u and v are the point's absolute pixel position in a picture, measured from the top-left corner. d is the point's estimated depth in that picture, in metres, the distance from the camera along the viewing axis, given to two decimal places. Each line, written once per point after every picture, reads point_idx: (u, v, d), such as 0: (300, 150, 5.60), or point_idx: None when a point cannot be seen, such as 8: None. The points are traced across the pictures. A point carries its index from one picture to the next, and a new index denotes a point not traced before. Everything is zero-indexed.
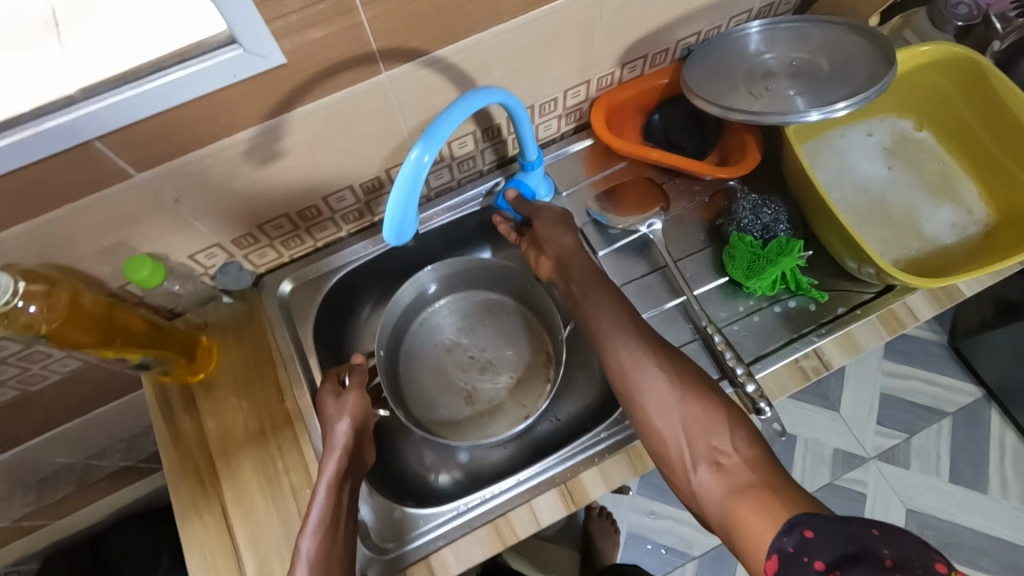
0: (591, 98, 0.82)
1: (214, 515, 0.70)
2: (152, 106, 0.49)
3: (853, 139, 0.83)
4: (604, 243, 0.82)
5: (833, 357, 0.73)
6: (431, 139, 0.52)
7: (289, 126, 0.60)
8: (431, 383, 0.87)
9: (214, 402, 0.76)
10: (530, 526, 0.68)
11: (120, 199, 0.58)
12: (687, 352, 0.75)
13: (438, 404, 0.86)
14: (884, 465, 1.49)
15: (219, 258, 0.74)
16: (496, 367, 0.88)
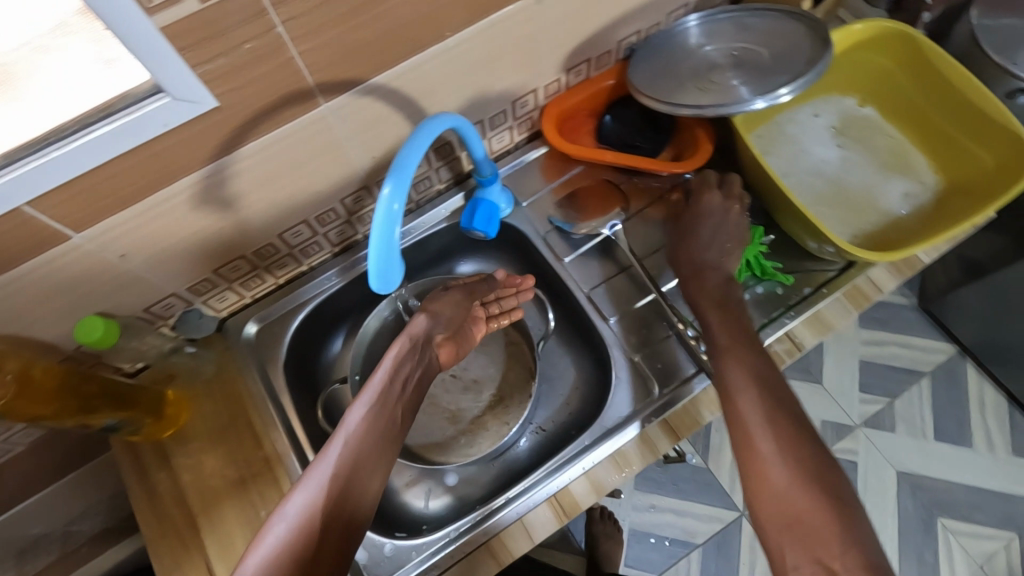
0: (540, 106, 0.82)
1: (200, 573, 0.68)
2: (82, 164, 0.48)
3: (802, 122, 0.84)
4: (569, 248, 0.82)
5: (805, 338, 0.74)
6: (400, 175, 0.51)
7: (233, 168, 0.59)
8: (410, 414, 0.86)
9: (188, 456, 0.73)
10: (525, 544, 0.67)
11: (62, 262, 0.56)
12: (662, 350, 0.75)
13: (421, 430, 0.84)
14: (872, 432, 1.51)
15: (177, 308, 0.72)
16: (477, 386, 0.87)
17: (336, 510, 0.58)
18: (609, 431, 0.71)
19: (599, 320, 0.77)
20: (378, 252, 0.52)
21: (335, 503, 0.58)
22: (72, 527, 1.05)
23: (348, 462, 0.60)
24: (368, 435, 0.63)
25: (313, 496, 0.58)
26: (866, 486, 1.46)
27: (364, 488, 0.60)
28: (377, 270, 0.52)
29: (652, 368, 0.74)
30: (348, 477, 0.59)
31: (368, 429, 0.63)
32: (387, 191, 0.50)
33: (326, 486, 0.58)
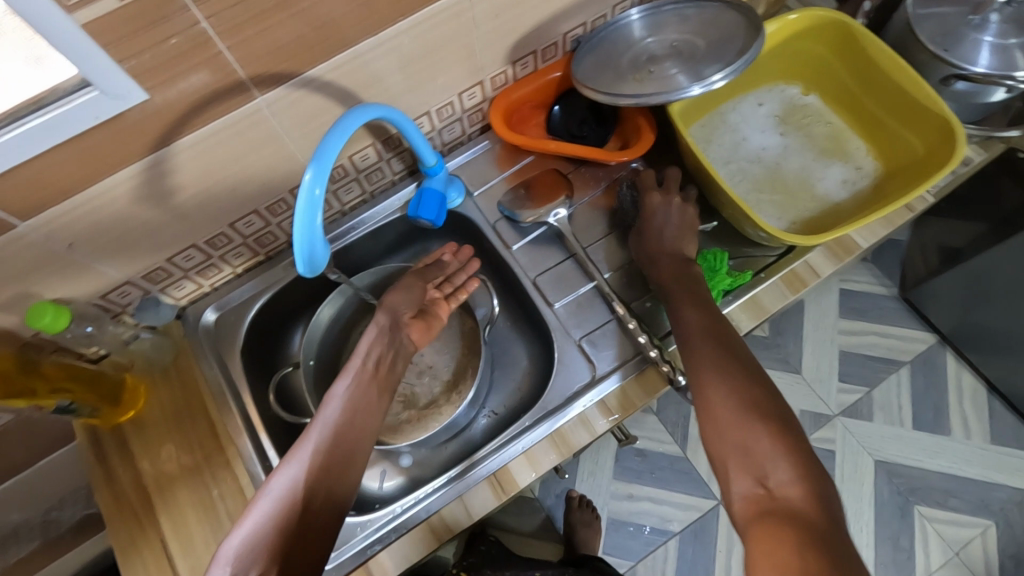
0: (489, 98, 0.84)
1: (154, 551, 0.71)
2: (18, 154, 0.51)
3: (745, 111, 0.85)
4: (517, 236, 0.84)
5: (742, 322, 0.75)
6: (321, 160, 0.54)
7: (174, 159, 0.61)
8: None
9: (146, 441, 0.76)
10: (464, 519, 0.69)
11: (10, 250, 0.58)
12: (603, 334, 0.77)
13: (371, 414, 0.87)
14: (849, 420, 1.53)
15: (133, 296, 0.75)
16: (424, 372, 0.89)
17: (324, 476, 0.61)
18: (549, 413, 0.73)
19: (544, 306, 0.80)
20: (302, 234, 0.54)
21: (324, 469, 0.62)
22: (54, 512, 1.08)
23: (335, 433, 0.64)
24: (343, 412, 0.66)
25: (302, 463, 0.62)
26: (841, 473, 1.47)
27: (350, 458, 0.64)
28: (303, 252, 0.55)
29: (593, 351, 0.76)
30: (336, 446, 0.63)
31: (353, 404, 0.67)
32: (308, 177, 0.53)
33: (314, 454, 0.62)
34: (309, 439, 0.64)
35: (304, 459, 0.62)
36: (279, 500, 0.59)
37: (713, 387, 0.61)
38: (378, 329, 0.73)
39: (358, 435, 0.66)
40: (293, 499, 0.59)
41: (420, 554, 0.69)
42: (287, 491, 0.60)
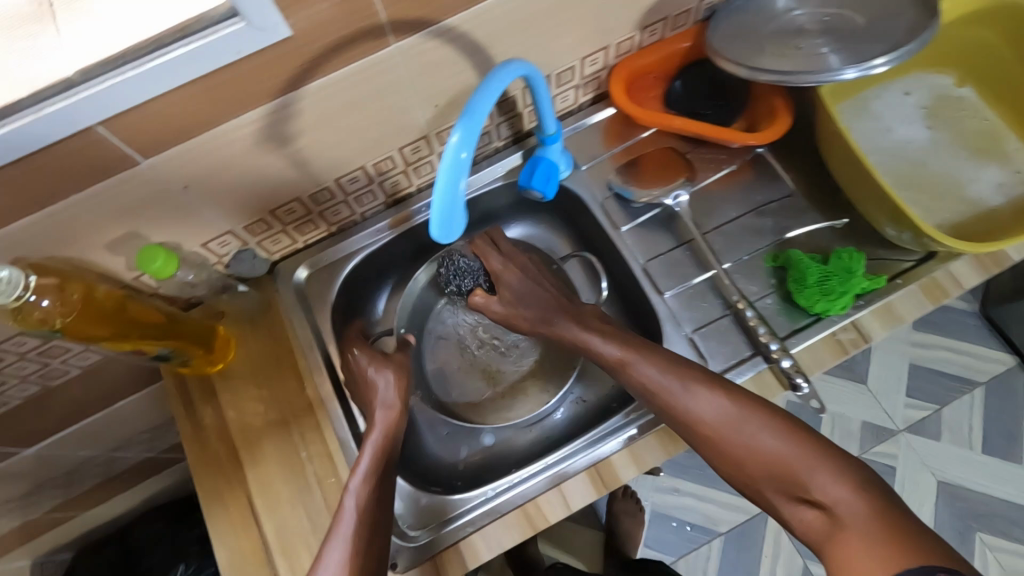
0: (609, 65, 0.78)
1: (240, 505, 0.70)
2: (155, 86, 0.47)
3: (889, 100, 0.78)
4: (627, 218, 0.79)
5: (872, 330, 0.69)
6: (473, 116, 0.49)
7: (298, 105, 0.57)
8: (449, 366, 0.86)
9: (234, 394, 0.74)
10: (561, 511, 0.66)
11: (127, 187, 0.56)
12: (718, 329, 0.72)
13: (457, 386, 0.84)
14: (915, 437, 1.46)
15: (232, 246, 0.72)
16: (511, 351, 0.85)
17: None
18: None
19: (653, 295, 0.75)
20: (441, 199, 0.50)
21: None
22: (115, 452, 1.10)
23: (365, 507, 0.61)
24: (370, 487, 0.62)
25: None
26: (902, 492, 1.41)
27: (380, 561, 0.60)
28: (439, 218, 0.50)
29: (705, 347, 0.71)
30: (370, 518, 0.60)
31: (376, 469, 0.64)
32: (455, 139, 0.48)
33: (351, 536, 0.59)
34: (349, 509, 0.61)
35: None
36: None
37: (770, 449, 0.57)
38: (385, 422, 0.67)
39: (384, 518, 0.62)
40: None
41: (513, 541, 0.66)
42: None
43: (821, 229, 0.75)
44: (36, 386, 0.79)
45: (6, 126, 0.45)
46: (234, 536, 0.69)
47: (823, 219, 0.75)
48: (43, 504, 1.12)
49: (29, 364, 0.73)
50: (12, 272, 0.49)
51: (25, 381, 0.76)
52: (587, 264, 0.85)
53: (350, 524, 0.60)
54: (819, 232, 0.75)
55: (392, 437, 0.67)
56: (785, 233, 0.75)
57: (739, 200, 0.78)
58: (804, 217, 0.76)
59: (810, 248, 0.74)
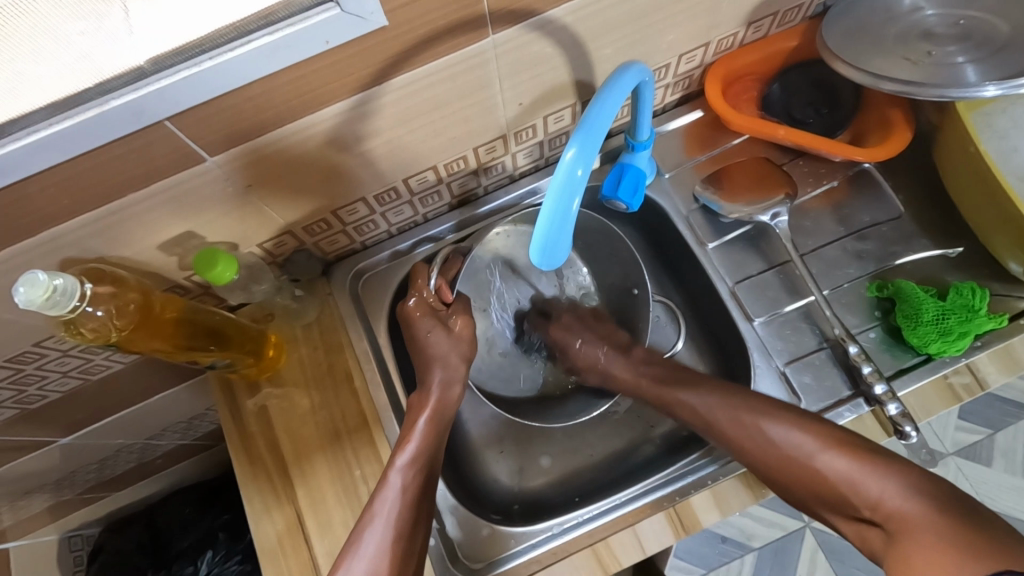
0: (705, 64, 0.70)
1: (289, 524, 0.65)
2: (234, 78, 0.41)
3: (1018, 115, 0.70)
4: (713, 233, 0.72)
5: (990, 374, 0.62)
6: (590, 131, 0.43)
7: (380, 101, 0.51)
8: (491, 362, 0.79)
9: (285, 403, 0.70)
10: (636, 555, 0.61)
11: (189, 185, 0.50)
12: (813, 364, 0.66)
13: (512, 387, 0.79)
14: (964, 462, 1.41)
15: (289, 246, 0.67)
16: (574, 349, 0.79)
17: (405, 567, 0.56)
18: None
19: (741, 321, 0.68)
20: (547, 224, 0.44)
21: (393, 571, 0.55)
22: (150, 440, 1.07)
23: (409, 495, 0.58)
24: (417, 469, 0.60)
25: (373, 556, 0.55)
26: None
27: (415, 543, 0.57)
28: (542, 244, 0.45)
29: (798, 382, 0.65)
30: (418, 503, 0.59)
31: (425, 452, 0.61)
32: (570, 154, 0.42)
33: (393, 520, 0.57)
34: (383, 500, 0.58)
35: (376, 557, 0.55)
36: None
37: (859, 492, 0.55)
38: (434, 406, 0.64)
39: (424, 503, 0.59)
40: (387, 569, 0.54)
41: None
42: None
43: (932, 257, 0.68)
44: (75, 380, 0.74)
45: (68, 119, 0.39)
46: (282, 558, 0.64)
47: (935, 246, 0.69)
48: (75, 485, 1.10)
49: (70, 360, 0.69)
50: (68, 281, 0.44)
51: (65, 376, 0.72)
52: (665, 310, 0.78)
53: (391, 503, 0.58)
54: (929, 261, 0.68)
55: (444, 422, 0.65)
56: (891, 260, 0.69)
57: (838, 220, 0.71)
58: (912, 243, 0.69)
59: (919, 278, 0.67)
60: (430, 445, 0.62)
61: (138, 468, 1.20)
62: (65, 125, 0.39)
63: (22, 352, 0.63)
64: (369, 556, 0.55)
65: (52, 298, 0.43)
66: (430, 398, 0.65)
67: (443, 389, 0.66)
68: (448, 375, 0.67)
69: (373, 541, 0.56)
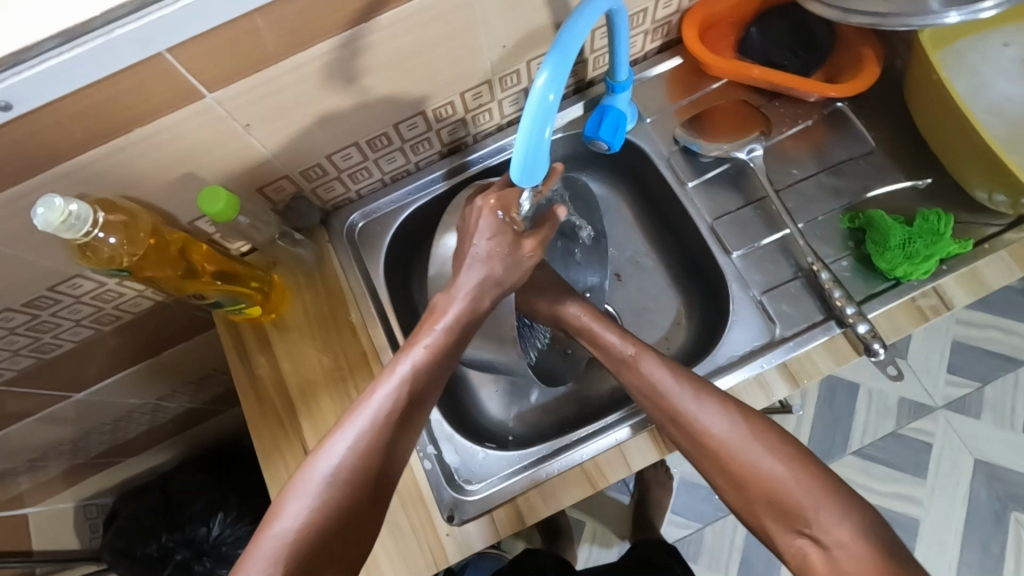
0: (683, 9, 0.73)
1: (296, 455, 0.69)
2: (231, 8, 0.45)
3: (987, 51, 0.72)
4: (694, 173, 0.75)
5: (955, 296, 0.65)
6: (563, 51, 0.46)
7: (369, 39, 0.54)
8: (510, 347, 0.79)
9: (289, 343, 0.73)
10: (623, 471, 0.65)
11: (192, 123, 0.53)
12: (788, 292, 0.69)
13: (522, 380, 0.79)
14: (953, 414, 1.46)
15: (288, 192, 0.71)
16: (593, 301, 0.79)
17: (386, 460, 0.53)
18: (720, 369, 0.68)
19: (720, 255, 0.72)
20: (525, 145, 0.47)
21: (374, 464, 0.52)
22: (160, 401, 1.11)
23: (410, 391, 0.55)
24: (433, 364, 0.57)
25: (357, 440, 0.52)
26: (936, 468, 1.43)
27: (404, 435, 0.55)
28: (522, 163, 0.48)
29: (774, 309, 0.69)
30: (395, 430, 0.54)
31: (436, 358, 0.57)
32: (542, 80, 0.45)
33: (374, 431, 0.53)
34: (384, 391, 0.55)
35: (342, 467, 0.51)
36: (333, 498, 0.50)
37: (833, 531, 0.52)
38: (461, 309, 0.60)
39: (426, 402, 0.57)
40: (368, 459, 0.52)
41: (572, 499, 0.65)
42: (346, 485, 0.51)
43: (903, 189, 0.71)
44: (88, 330, 0.78)
45: (75, 48, 0.42)
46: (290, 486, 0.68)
47: (906, 178, 0.71)
48: (89, 448, 1.15)
49: (83, 307, 0.73)
50: (81, 207, 0.47)
51: (79, 325, 0.76)
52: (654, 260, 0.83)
53: (389, 396, 0.54)
54: (900, 193, 0.71)
55: (472, 310, 0.60)
56: (863, 193, 0.71)
57: (813, 157, 0.74)
58: (885, 177, 0.72)
59: (890, 209, 0.70)
60: (460, 337, 0.60)
61: (150, 432, 1.25)
62: (73, 54, 0.42)
63: (38, 297, 0.67)
64: (359, 437, 0.52)
65: (67, 223, 0.46)
66: (458, 302, 0.60)
67: (469, 276, 0.61)
68: (477, 288, 0.61)
69: (367, 418, 0.53)
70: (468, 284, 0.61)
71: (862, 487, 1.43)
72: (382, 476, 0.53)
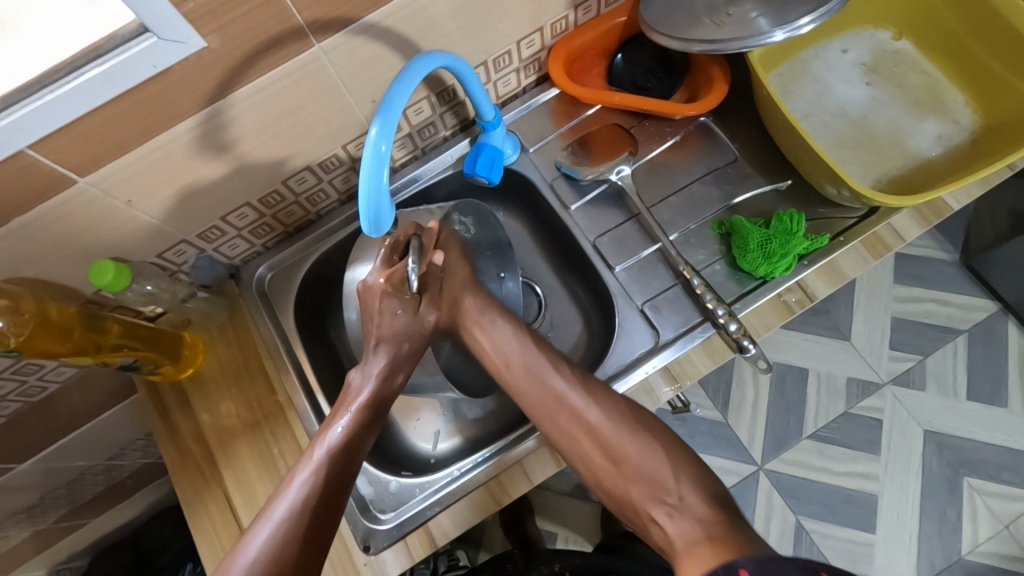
0: (547, 46, 0.78)
1: (219, 504, 0.73)
2: (78, 104, 0.48)
3: (829, 58, 0.78)
4: (576, 196, 0.80)
5: (817, 288, 0.71)
6: (388, 112, 0.50)
7: (231, 112, 0.59)
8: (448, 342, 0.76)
9: (206, 398, 0.77)
10: (524, 485, 0.69)
11: (72, 205, 0.57)
12: (668, 299, 0.74)
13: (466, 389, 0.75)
14: (899, 389, 1.51)
15: (189, 254, 0.74)
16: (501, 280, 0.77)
17: (308, 539, 0.54)
18: (610, 378, 0.72)
19: (604, 270, 0.76)
20: (367, 195, 0.51)
21: (292, 552, 0.53)
22: (112, 460, 1.13)
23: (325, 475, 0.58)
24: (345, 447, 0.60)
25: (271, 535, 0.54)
26: (888, 443, 1.47)
27: (335, 510, 0.57)
28: (369, 213, 0.53)
29: (656, 317, 0.73)
30: (313, 517, 0.55)
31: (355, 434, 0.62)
32: (374, 132, 0.50)
33: (293, 516, 0.55)
34: (300, 478, 0.58)
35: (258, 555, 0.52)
36: None
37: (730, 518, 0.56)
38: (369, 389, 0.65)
39: (348, 480, 0.59)
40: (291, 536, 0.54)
41: (479, 517, 0.68)
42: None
43: (765, 192, 0.76)
44: (17, 403, 0.81)
45: None
46: (214, 534, 0.72)
47: (767, 182, 0.76)
48: (49, 514, 1.16)
49: (6, 382, 0.76)
50: None
51: (5, 400, 0.79)
52: (557, 281, 0.87)
53: (307, 481, 0.57)
54: (762, 196, 0.76)
55: (384, 389, 0.66)
56: (731, 199, 0.76)
57: (685, 169, 0.79)
58: (748, 182, 0.77)
59: (756, 212, 0.75)
60: (376, 412, 0.64)
61: (110, 491, 1.26)
62: None
63: None
64: (273, 532, 0.54)
65: None
66: (371, 381, 0.65)
67: (378, 360, 0.66)
68: (388, 367, 0.67)
69: (286, 507, 0.56)
70: (379, 363, 0.66)
71: (821, 469, 1.47)
72: (311, 542, 0.55)
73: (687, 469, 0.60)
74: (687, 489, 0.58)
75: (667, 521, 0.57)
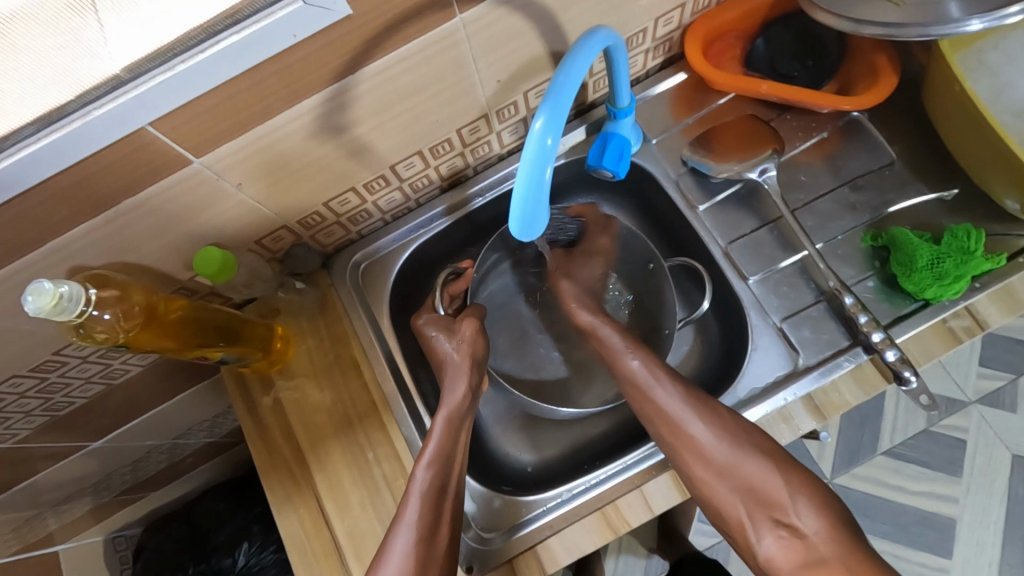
0: (685, 25, 0.69)
1: (310, 507, 0.69)
2: (208, 77, 0.42)
3: (1014, 48, 0.67)
4: (704, 195, 0.73)
5: (990, 315, 0.61)
6: (559, 97, 0.43)
7: (356, 90, 0.52)
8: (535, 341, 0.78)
9: (296, 391, 0.72)
10: (644, 515, 0.63)
11: (182, 187, 0.52)
12: (810, 317, 0.66)
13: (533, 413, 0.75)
14: (987, 410, 1.30)
15: (286, 241, 0.69)
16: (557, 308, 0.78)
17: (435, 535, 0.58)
18: (739, 405, 0.65)
19: (736, 281, 0.69)
20: (524, 195, 0.45)
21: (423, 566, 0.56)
22: (178, 440, 1.12)
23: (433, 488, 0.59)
24: (440, 481, 0.60)
25: (424, 503, 0.59)
26: (972, 465, 1.29)
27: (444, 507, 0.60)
28: (522, 215, 0.46)
29: (796, 336, 0.66)
30: (435, 503, 0.59)
31: (444, 457, 0.62)
32: (539, 124, 0.43)
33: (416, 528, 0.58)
34: (418, 490, 0.59)
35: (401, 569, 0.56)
36: None
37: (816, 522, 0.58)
38: (450, 409, 0.65)
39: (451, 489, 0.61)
40: (434, 494, 0.59)
41: (594, 545, 0.63)
42: None
43: (928, 201, 0.68)
44: (99, 385, 0.78)
45: (50, 133, 0.40)
46: (305, 540, 0.68)
47: (930, 189, 0.68)
48: (111, 488, 1.14)
49: (91, 366, 0.72)
50: (74, 287, 0.46)
51: (88, 381, 0.75)
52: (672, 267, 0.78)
53: (418, 503, 0.59)
54: (924, 206, 0.68)
55: (460, 414, 0.65)
56: (884, 208, 0.68)
57: (831, 171, 0.71)
58: (907, 190, 0.69)
59: (915, 224, 0.67)
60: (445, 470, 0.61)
61: (170, 467, 1.24)
62: (48, 139, 0.40)
63: (45, 360, 0.66)
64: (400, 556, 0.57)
65: (59, 305, 0.45)
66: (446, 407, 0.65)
67: (452, 390, 0.66)
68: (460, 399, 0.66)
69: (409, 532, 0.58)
70: (453, 400, 0.65)
71: (895, 487, 1.29)
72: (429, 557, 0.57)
73: (804, 490, 0.59)
74: (807, 515, 0.58)
75: (785, 541, 0.58)
